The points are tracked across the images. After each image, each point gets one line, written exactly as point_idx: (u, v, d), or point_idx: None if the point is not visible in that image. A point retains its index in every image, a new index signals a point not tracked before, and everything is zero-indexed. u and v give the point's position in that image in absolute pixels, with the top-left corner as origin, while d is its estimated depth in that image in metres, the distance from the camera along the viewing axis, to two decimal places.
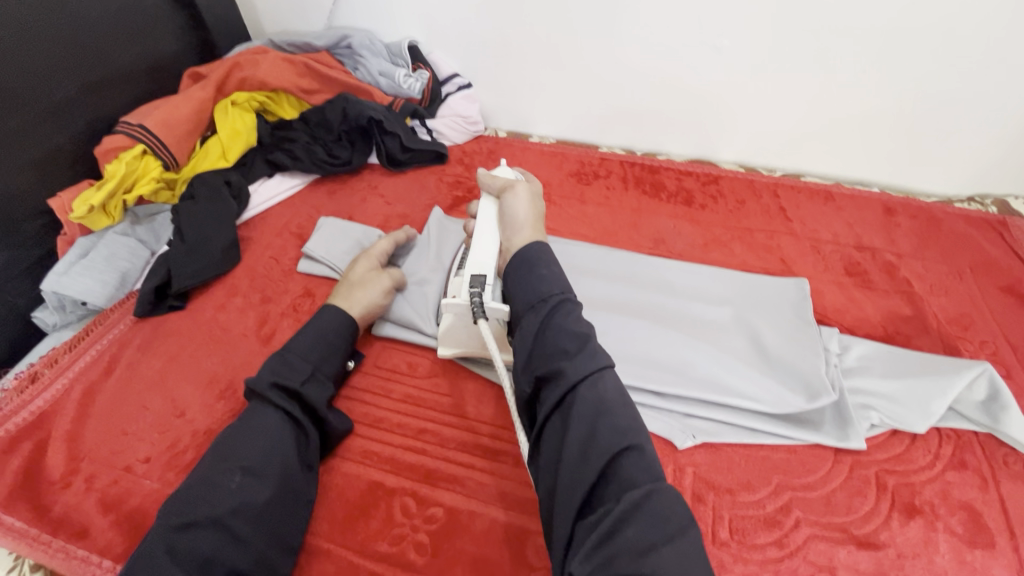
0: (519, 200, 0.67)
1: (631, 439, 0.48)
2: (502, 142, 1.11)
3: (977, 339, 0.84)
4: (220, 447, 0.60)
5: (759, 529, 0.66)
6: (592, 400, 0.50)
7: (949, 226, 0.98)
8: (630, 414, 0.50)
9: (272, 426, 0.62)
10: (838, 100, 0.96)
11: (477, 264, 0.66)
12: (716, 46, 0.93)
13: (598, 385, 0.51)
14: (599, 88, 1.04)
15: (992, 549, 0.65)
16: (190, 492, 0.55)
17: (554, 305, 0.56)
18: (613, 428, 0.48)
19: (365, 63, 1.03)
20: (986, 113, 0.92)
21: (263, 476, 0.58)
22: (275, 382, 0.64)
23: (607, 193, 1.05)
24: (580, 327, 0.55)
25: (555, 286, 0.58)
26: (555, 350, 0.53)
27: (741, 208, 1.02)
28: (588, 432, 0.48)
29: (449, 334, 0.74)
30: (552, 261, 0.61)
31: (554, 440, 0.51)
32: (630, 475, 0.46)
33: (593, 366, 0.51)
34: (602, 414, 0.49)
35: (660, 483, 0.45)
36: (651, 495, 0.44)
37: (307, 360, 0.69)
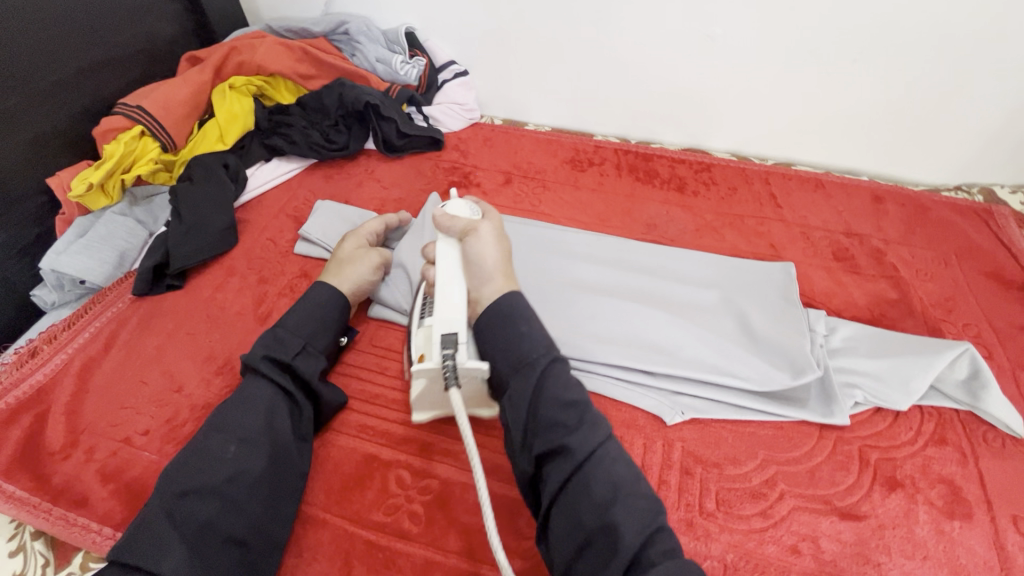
0: (488, 244, 0.64)
1: (644, 514, 0.48)
2: (497, 129, 1.11)
3: (960, 322, 0.82)
4: (215, 419, 0.59)
5: (745, 501, 0.63)
6: (603, 480, 0.50)
7: (937, 214, 0.97)
8: (639, 485, 0.50)
9: (270, 396, 0.62)
10: (829, 89, 0.97)
11: (446, 322, 0.61)
12: (710, 35, 0.94)
13: (604, 464, 0.51)
14: (589, 76, 1.06)
15: (971, 520, 0.62)
16: (187, 462, 0.55)
17: (547, 372, 0.55)
18: (624, 506, 0.48)
19: (362, 49, 1.05)
20: (973, 98, 0.92)
21: (257, 445, 0.58)
22: (267, 355, 0.64)
23: (601, 179, 1.03)
24: (573, 391, 0.55)
25: (542, 346, 0.57)
26: (555, 426, 0.52)
27: (733, 195, 1.00)
28: (603, 514, 0.48)
29: (422, 400, 0.64)
30: (531, 316, 0.60)
31: (567, 525, 0.49)
32: (649, 553, 0.46)
33: (596, 442, 0.52)
34: (614, 494, 0.49)
35: (681, 561, 0.46)
36: (676, 575, 0.44)
37: (296, 333, 0.67)
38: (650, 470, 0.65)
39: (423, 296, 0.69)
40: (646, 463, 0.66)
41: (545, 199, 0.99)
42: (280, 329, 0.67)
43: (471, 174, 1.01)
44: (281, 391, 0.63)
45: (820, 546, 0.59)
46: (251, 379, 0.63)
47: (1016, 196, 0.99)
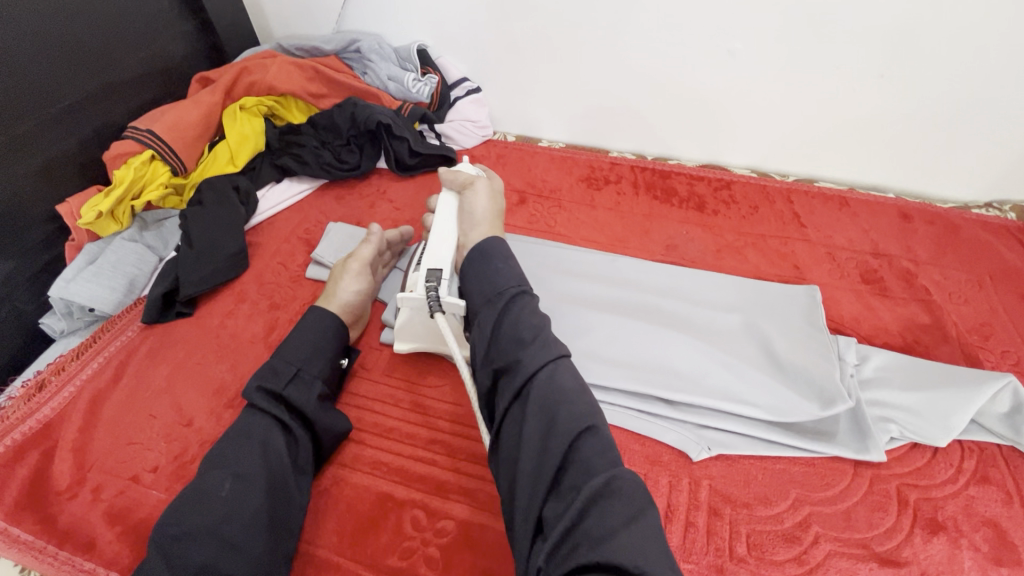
0: (482, 197, 0.72)
1: (585, 419, 0.49)
2: (511, 146, 1.09)
3: (998, 349, 0.78)
4: (212, 457, 0.58)
5: (777, 545, 0.59)
6: (551, 388, 0.51)
7: (968, 233, 0.94)
8: (585, 397, 0.51)
9: (264, 426, 0.60)
10: (854, 104, 0.94)
11: (434, 259, 0.68)
12: (729, 50, 0.92)
13: (554, 374, 0.52)
14: (605, 92, 1.03)
15: (1020, 567, 0.58)
16: (184, 502, 0.54)
17: (511, 296, 0.58)
18: (566, 411, 0.49)
19: (373, 67, 1.03)
20: (1007, 113, 0.89)
21: (253, 479, 0.56)
22: (260, 385, 0.63)
23: (618, 198, 1.00)
24: (536, 315, 0.57)
25: (512, 279, 0.60)
26: (513, 342, 0.55)
27: (755, 214, 0.97)
28: (546, 415, 0.49)
29: (406, 329, 0.71)
30: (506, 256, 0.63)
31: (516, 432, 0.51)
32: (586, 455, 0.47)
33: (548, 355, 0.53)
34: (558, 401, 0.50)
35: (617, 467, 0.46)
36: (610, 475, 0.45)
37: (291, 362, 0.66)
38: (677, 510, 0.62)
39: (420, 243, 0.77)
40: (672, 502, 0.63)
41: (561, 218, 0.96)
42: (274, 360, 0.66)
43: None
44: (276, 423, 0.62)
45: None
46: (246, 412, 0.62)
47: None
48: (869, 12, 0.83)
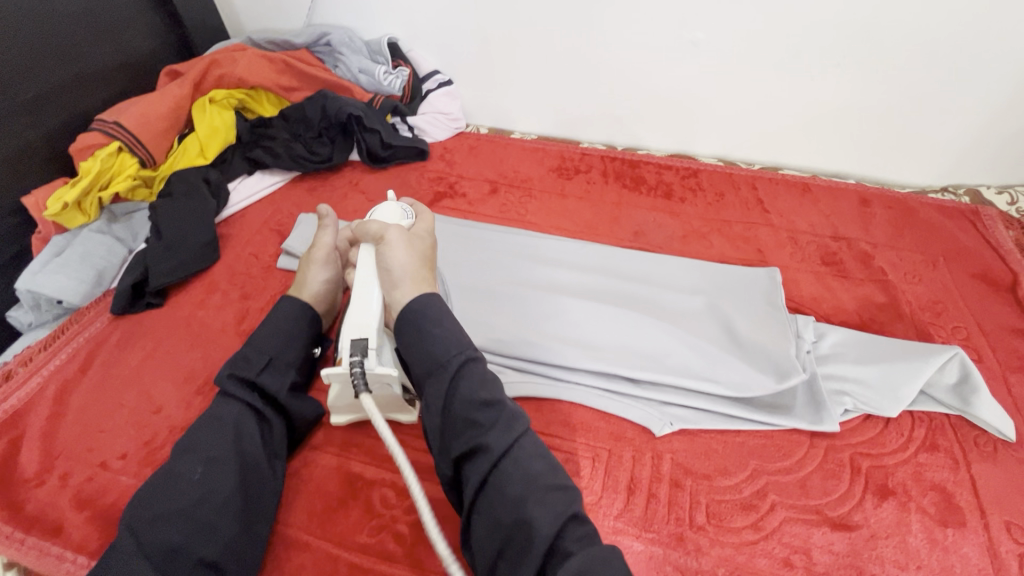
0: (402, 245, 0.63)
1: (558, 502, 0.48)
2: (483, 138, 1.11)
3: (949, 325, 0.81)
4: (184, 443, 0.58)
5: (735, 513, 0.62)
6: (519, 475, 0.49)
7: (924, 216, 0.97)
8: (553, 477, 0.49)
9: (238, 413, 0.60)
10: (813, 92, 0.96)
11: (359, 327, 0.61)
12: (692, 41, 0.94)
13: (519, 458, 0.50)
14: (574, 83, 1.05)
15: (964, 528, 0.61)
16: (155, 488, 0.54)
17: (462, 368, 0.54)
18: (541, 500, 0.47)
19: (344, 60, 1.04)
20: (956, 100, 0.92)
21: (225, 464, 0.56)
22: (232, 372, 0.62)
23: (588, 187, 1.02)
24: (492, 385, 0.54)
25: (458, 343, 0.55)
26: (470, 424, 0.51)
27: (720, 201, 1.00)
28: (520, 508, 0.47)
29: (340, 403, 0.65)
30: (444, 317, 0.57)
31: (488, 526, 0.48)
32: (565, 542, 0.46)
33: (511, 437, 0.50)
34: (528, 489, 0.48)
35: (597, 547, 0.45)
36: (594, 560, 0.44)
37: (263, 349, 0.65)
38: (639, 483, 0.64)
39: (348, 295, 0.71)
40: (635, 476, 0.65)
41: (531, 207, 0.98)
42: (245, 347, 0.65)
43: (457, 184, 1.01)
44: (250, 409, 0.61)
45: (813, 558, 0.58)
46: (219, 399, 0.62)
47: (1003, 197, 0.99)
48: (824, 3, 0.86)
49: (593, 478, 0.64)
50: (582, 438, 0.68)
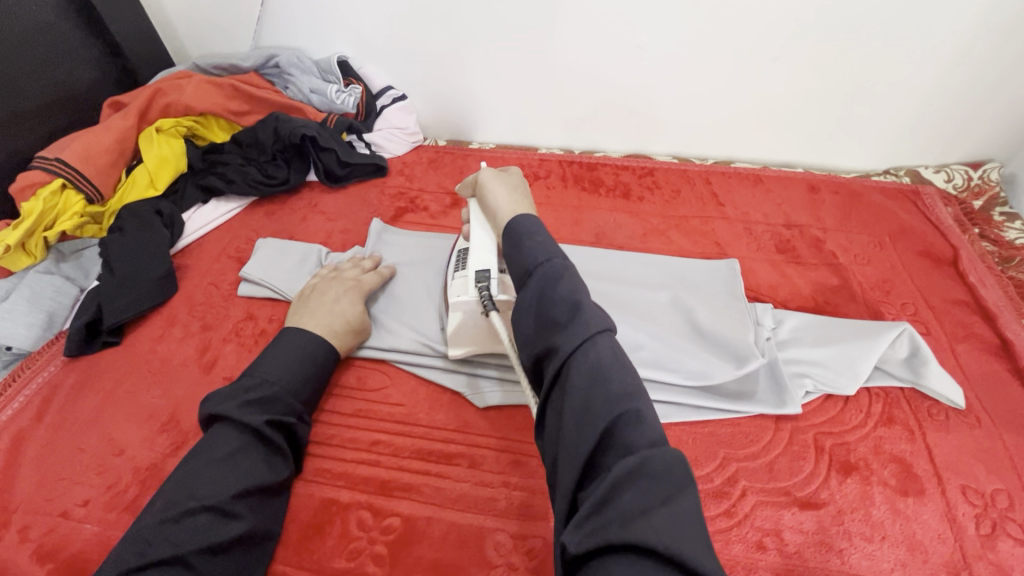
0: (506, 189, 0.66)
1: (624, 398, 0.44)
2: (441, 150, 1.11)
3: (898, 302, 0.85)
4: (183, 482, 0.55)
5: (708, 502, 0.63)
6: (588, 370, 0.45)
7: (869, 198, 1.01)
8: (627, 379, 0.45)
9: (256, 456, 0.58)
10: (758, 87, 1.00)
11: (480, 260, 0.66)
12: (637, 44, 0.96)
13: (592, 350, 0.46)
14: (528, 91, 1.06)
15: (923, 496, 0.64)
16: (150, 532, 0.51)
17: (550, 274, 0.52)
18: (604, 396, 0.44)
19: (295, 80, 1.03)
20: (890, 88, 0.97)
21: (233, 513, 0.54)
22: (269, 420, 0.60)
23: (548, 192, 1.04)
24: (578, 286, 0.50)
25: (550, 249, 0.54)
26: (548, 322, 0.49)
27: (677, 197, 1.02)
28: (586, 401, 0.44)
29: (459, 334, 0.70)
30: (539, 231, 0.56)
31: (558, 418, 0.46)
32: (627, 437, 0.42)
33: (584, 335, 0.47)
34: (596, 382, 0.45)
35: (659, 448, 0.41)
36: (649, 456, 0.40)
37: (293, 394, 0.65)
38: None
39: (464, 247, 0.72)
40: None
41: None
42: (274, 387, 0.63)
43: (418, 198, 1.01)
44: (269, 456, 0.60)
45: (785, 539, 0.60)
46: (234, 433, 0.58)
47: (941, 174, 1.05)
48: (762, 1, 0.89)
49: None
50: None
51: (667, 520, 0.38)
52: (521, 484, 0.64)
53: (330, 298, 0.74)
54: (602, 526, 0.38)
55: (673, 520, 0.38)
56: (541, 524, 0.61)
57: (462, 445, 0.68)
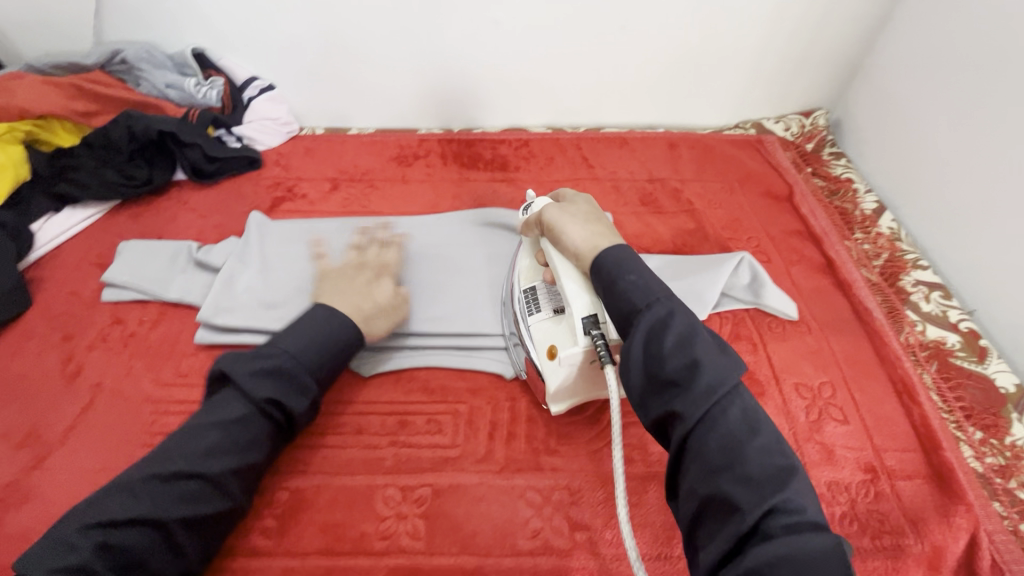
0: (581, 219, 0.63)
1: (768, 482, 0.43)
2: (319, 138, 1.10)
3: (745, 237, 0.96)
4: (184, 441, 0.56)
5: (582, 429, 0.70)
6: (719, 444, 0.45)
7: (719, 150, 1.12)
8: (770, 460, 0.44)
9: (257, 435, 0.58)
10: (611, 55, 1.07)
11: (581, 305, 0.61)
12: (494, 20, 1.00)
13: (721, 424, 0.46)
14: (398, 72, 1.08)
15: (763, 397, 0.74)
16: (141, 486, 0.53)
17: (658, 321, 0.51)
18: (745, 480, 0.43)
19: (147, 76, 0.99)
20: (723, 48, 1.08)
21: (223, 488, 0.55)
22: (273, 398, 0.59)
23: (429, 170, 1.06)
24: (698, 338, 0.49)
25: (659, 288, 0.53)
26: (667, 383, 0.48)
27: (551, 164, 1.08)
28: (726, 482, 0.43)
29: (561, 390, 0.65)
30: (637, 266, 0.55)
31: (690, 495, 0.45)
32: (770, 524, 0.41)
33: (710, 403, 0.46)
34: (734, 460, 0.44)
35: (810, 542, 0.39)
36: (795, 546, 0.39)
37: (315, 375, 0.62)
38: (499, 425, 0.70)
39: (531, 286, 0.71)
40: (496, 420, 0.70)
41: (374, 198, 1.00)
42: (296, 363, 0.61)
43: (295, 187, 1.00)
44: (269, 435, 0.60)
45: (649, 451, 0.68)
46: (241, 403, 0.58)
47: (780, 125, 1.18)
48: None
49: (457, 430, 0.69)
50: (441, 397, 0.72)
51: None
52: (407, 441, 0.67)
53: (377, 292, 0.72)
54: None
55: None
56: (429, 473, 0.65)
57: (349, 412, 0.70)
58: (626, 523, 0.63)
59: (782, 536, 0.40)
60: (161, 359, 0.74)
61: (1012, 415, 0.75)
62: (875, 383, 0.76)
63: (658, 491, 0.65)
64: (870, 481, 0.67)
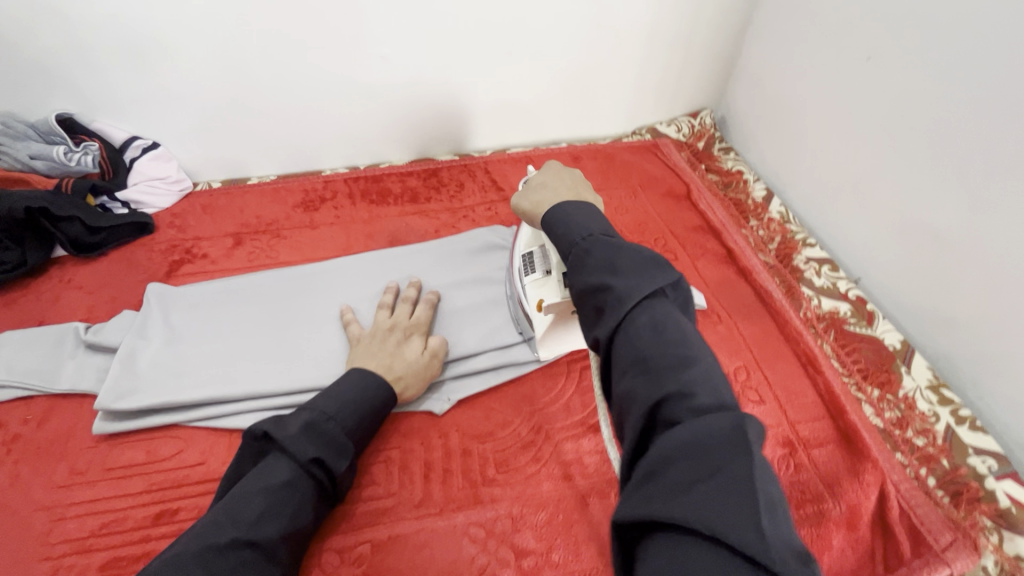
0: (530, 192, 0.67)
1: (674, 375, 0.40)
2: (216, 192, 1.05)
3: (652, 238, 1.01)
4: (231, 508, 0.53)
5: (518, 453, 0.70)
6: (628, 350, 0.43)
7: (620, 157, 1.18)
8: (679, 355, 0.42)
9: (305, 497, 0.56)
10: (504, 78, 1.10)
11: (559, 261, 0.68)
12: (383, 56, 1.01)
13: (630, 327, 0.44)
14: (294, 116, 1.06)
15: None
16: (191, 559, 0.48)
17: (582, 254, 0.52)
18: (651, 376, 0.41)
19: (7, 150, 0.90)
20: (608, 62, 1.14)
21: (273, 555, 0.53)
22: (318, 457, 0.57)
23: (337, 212, 1.03)
24: (614, 262, 0.48)
25: (580, 230, 0.55)
26: (591, 305, 0.48)
27: (461, 190, 1.08)
28: (635, 379, 0.42)
29: (546, 335, 0.75)
30: (575, 211, 0.58)
31: (611, 405, 0.44)
32: (672, 411, 0.39)
33: (623, 310, 0.45)
34: (641, 359, 0.42)
35: (706, 424, 0.36)
36: (695, 429, 0.36)
37: (353, 436, 0.62)
38: (434, 465, 0.69)
39: (528, 251, 0.76)
40: (430, 459, 0.69)
41: (282, 247, 0.96)
42: (337, 425, 0.60)
43: (194, 247, 0.95)
44: (316, 498, 0.58)
45: (586, 467, 0.69)
46: (289, 465, 0.56)
47: (672, 127, 1.26)
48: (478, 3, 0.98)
49: (391, 478, 0.67)
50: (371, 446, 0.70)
51: (705, 498, 0.33)
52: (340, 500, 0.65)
53: (406, 351, 0.72)
54: (646, 497, 0.35)
55: (721, 493, 0.33)
56: (366, 529, 0.63)
57: None
58: (571, 542, 0.63)
59: (682, 421, 0.38)
60: (53, 459, 0.68)
61: (901, 369, 0.81)
62: (785, 361, 0.82)
63: (598, 504, 0.66)
64: (789, 455, 0.72)
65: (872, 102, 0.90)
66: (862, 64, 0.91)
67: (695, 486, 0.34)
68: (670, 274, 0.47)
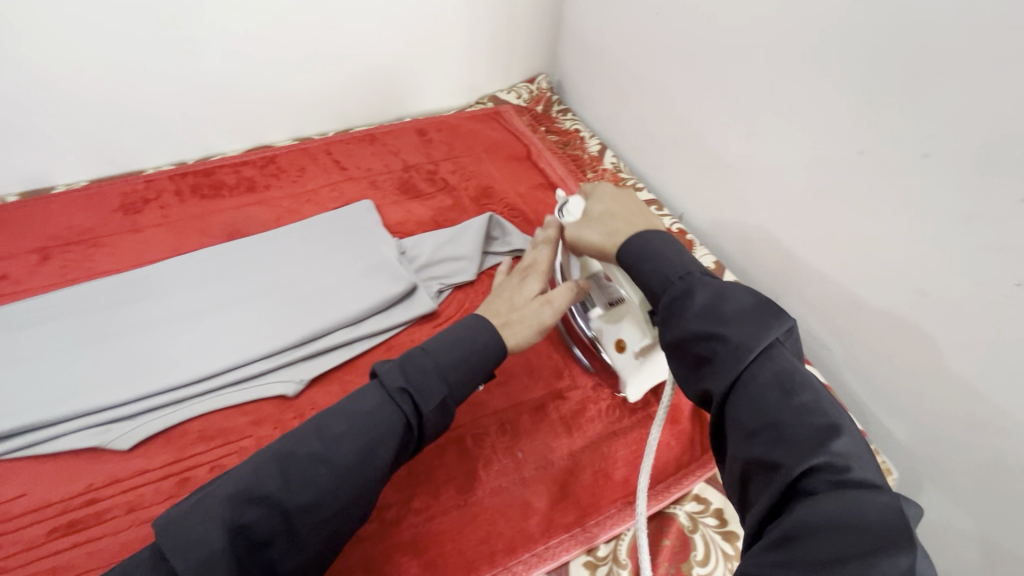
0: (595, 223, 0.66)
1: (813, 441, 0.42)
2: (11, 207, 0.93)
3: (498, 200, 1.06)
4: (324, 420, 0.54)
5: None
6: (750, 409, 0.45)
7: (464, 127, 1.21)
8: (812, 417, 0.43)
9: (388, 429, 0.53)
10: (330, 56, 1.08)
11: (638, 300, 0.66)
12: (186, 39, 0.94)
13: (751, 385, 0.46)
14: (95, 113, 0.96)
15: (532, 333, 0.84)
16: (275, 462, 0.50)
17: (680, 295, 0.52)
18: (784, 441, 0.42)
19: None
20: (436, 33, 1.15)
21: (350, 480, 0.51)
22: (403, 387, 0.55)
23: (164, 212, 0.96)
24: (721, 307, 0.49)
25: (676, 266, 0.55)
26: (699, 357, 0.50)
27: (303, 174, 1.06)
28: (767, 443, 0.43)
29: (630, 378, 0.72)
30: (663, 239, 0.58)
31: (732, 463, 0.47)
32: (814, 482, 0.40)
33: (740, 364, 0.46)
34: (770, 422, 0.44)
35: (857, 504, 0.37)
36: (842, 505, 0.37)
37: (444, 376, 0.58)
38: None
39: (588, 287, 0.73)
40: None
41: (101, 256, 0.89)
42: (428, 359, 0.58)
43: None
44: (401, 435, 0.54)
45: None
46: (378, 393, 0.55)
47: (512, 94, 1.32)
48: None
49: None
50: (222, 440, 0.70)
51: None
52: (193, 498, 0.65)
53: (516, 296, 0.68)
54: (782, 563, 0.36)
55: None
56: None
57: (113, 495, 0.64)
58: (430, 489, 0.67)
59: (825, 492, 0.39)
60: None
61: None
62: None
63: (456, 449, 0.70)
64: None
65: (666, 54, 1.00)
66: (654, 19, 1.00)
67: (839, 563, 0.34)
68: (785, 323, 0.48)
